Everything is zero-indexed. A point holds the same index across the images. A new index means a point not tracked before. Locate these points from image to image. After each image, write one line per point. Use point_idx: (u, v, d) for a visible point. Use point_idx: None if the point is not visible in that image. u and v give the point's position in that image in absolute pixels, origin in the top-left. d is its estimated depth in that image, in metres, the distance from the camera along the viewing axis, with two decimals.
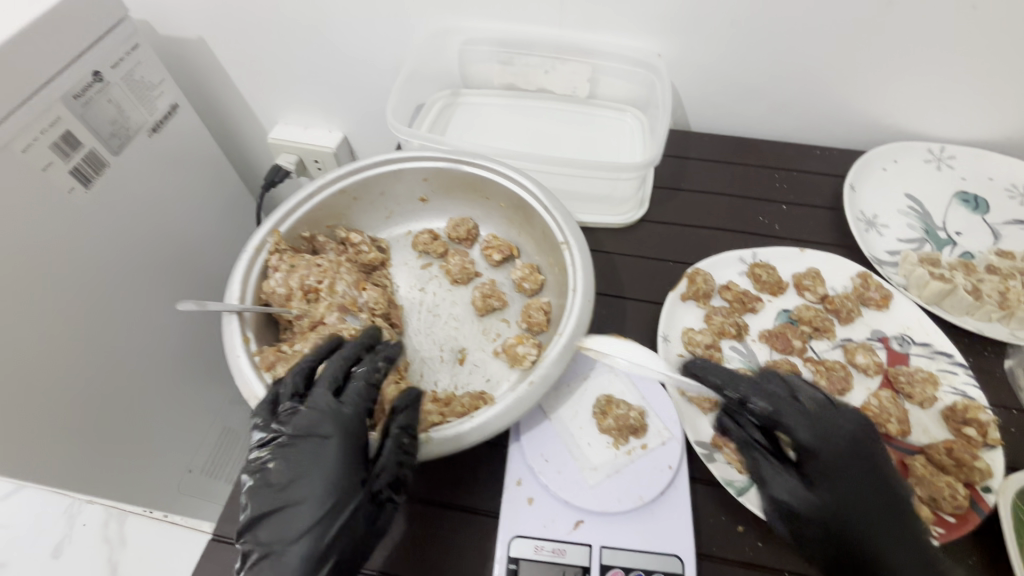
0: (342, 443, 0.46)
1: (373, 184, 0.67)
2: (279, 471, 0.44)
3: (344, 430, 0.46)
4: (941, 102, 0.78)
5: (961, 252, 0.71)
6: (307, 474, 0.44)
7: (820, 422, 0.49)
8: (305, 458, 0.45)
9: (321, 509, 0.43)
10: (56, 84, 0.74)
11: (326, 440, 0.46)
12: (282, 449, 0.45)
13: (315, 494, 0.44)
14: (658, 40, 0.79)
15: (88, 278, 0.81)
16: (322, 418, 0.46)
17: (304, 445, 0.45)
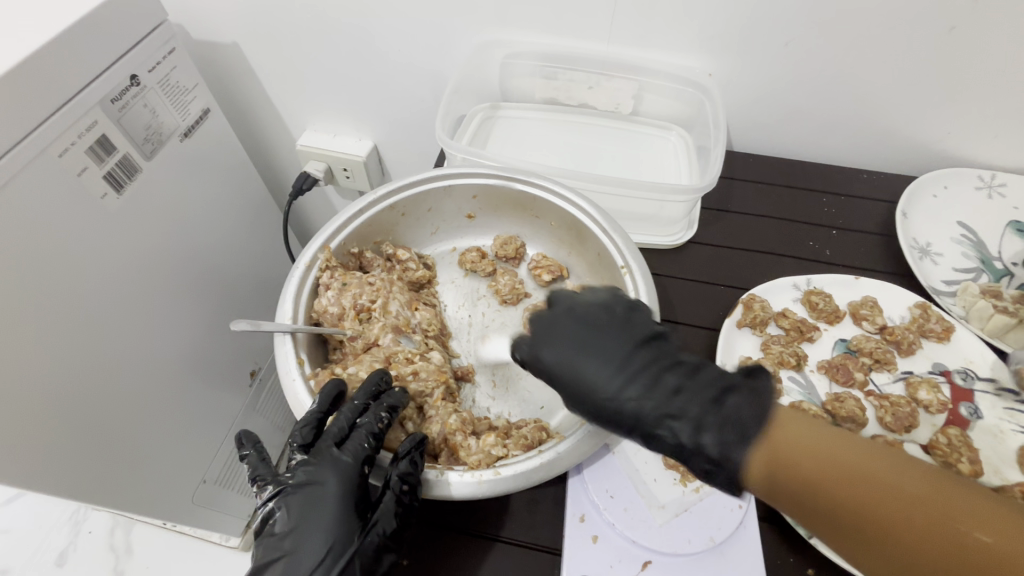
0: (338, 496, 0.46)
1: (422, 200, 0.66)
2: (284, 522, 0.46)
3: (342, 481, 0.46)
4: (995, 130, 0.77)
5: (1019, 283, 0.70)
6: (308, 527, 0.45)
7: (573, 349, 0.46)
8: (304, 510, 0.46)
9: (318, 562, 0.44)
10: (95, 87, 0.73)
11: (325, 493, 0.46)
12: (284, 500, 0.46)
13: (314, 548, 0.44)
14: (710, 59, 0.77)
15: (117, 284, 0.79)
16: (323, 469, 0.47)
17: (304, 497, 0.46)
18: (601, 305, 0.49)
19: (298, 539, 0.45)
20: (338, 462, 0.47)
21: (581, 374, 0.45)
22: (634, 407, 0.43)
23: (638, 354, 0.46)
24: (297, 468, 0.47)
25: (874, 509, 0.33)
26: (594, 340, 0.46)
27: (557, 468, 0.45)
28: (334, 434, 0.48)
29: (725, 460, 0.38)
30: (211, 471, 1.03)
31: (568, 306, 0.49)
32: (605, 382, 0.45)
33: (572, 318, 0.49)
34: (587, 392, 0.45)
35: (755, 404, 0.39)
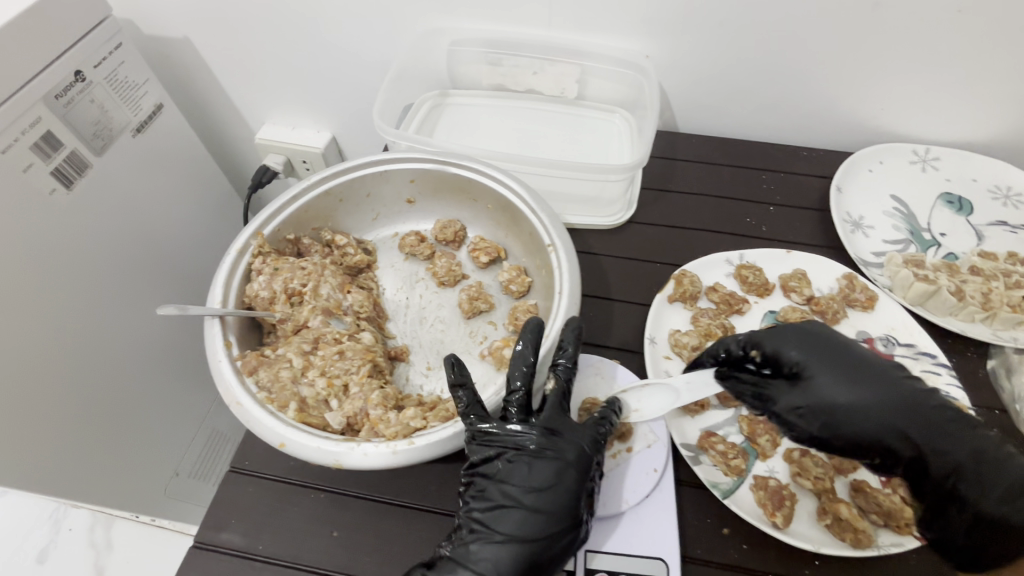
0: (572, 458, 0.47)
1: (358, 186, 0.67)
2: (524, 480, 0.46)
3: (581, 448, 0.48)
4: (927, 104, 0.78)
5: (946, 253, 0.72)
6: (519, 483, 0.46)
7: (844, 387, 0.49)
8: (545, 470, 0.46)
9: (543, 521, 0.45)
10: (36, 84, 0.73)
11: (565, 453, 0.47)
12: (528, 461, 0.47)
13: (518, 511, 0.45)
14: (648, 41, 0.79)
15: (72, 279, 0.80)
16: (565, 430, 0.49)
17: (533, 456, 0.47)
18: (798, 341, 0.52)
19: (539, 498, 0.45)
20: (575, 432, 0.49)
21: (845, 412, 0.48)
22: (886, 428, 0.47)
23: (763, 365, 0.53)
24: (545, 435, 0.48)
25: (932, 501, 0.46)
26: (870, 370, 0.50)
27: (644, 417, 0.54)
28: (559, 403, 0.50)
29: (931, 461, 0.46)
30: (183, 464, 1.05)
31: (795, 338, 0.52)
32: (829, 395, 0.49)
33: (798, 341, 0.52)
34: (864, 424, 0.47)
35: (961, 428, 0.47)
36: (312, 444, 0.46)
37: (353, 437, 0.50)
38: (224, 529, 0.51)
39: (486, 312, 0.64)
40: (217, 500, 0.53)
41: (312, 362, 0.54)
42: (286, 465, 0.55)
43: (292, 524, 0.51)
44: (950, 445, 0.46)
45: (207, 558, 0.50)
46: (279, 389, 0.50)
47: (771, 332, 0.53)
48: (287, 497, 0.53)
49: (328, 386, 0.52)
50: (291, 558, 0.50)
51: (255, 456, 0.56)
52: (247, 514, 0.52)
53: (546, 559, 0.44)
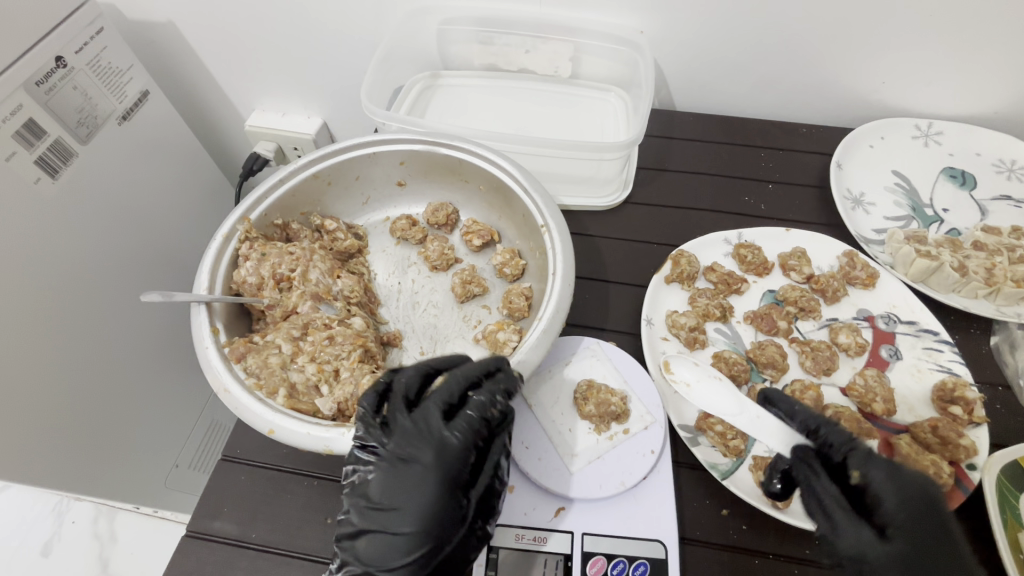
0: (434, 456, 0.43)
1: (347, 169, 0.65)
2: (382, 486, 0.43)
3: (447, 445, 0.44)
4: (929, 77, 0.76)
5: (948, 229, 0.70)
6: (390, 488, 0.43)
7: (901, 485, 0.41)
8: (409, 473, 0.43)
9: (417, 527, 0.42)
10: (15, 70, 0.71)
11: (427, 451, 0.44)
12: (387, 466, 0.44)
13: (396, 520, 0.42)
14: (642, 16, 0.76)
15: (58, 270, 0.78)
16: (428, 427, 0.45)
17: (398, 457, 0.44)
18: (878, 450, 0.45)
19: (408, 504, 0.42)
20: (438, 425, 0.44)
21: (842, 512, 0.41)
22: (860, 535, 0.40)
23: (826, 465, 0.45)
24: (405, 436, 0.44)
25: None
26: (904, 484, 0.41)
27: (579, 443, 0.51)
28: (442, 398, 0.46)
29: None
30: (183, 455, 1.04)
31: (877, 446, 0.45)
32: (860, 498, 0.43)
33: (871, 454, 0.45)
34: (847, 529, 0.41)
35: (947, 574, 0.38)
36: (301, 430, 0.45)
37: (344, 422, 0.49)
38: (216, 518, 0.50)
39: (479, 296, 0.63)
40: (211, 489, 0.52)
41: (303, 348, 0.53)
42: (278, 453, 0.54)
43: (286, 511, 0.51)
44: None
45: (200, 547, 0.49)
46: (268, 374, 0.49)
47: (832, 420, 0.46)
48: (281, 485, 0.52)
49: (319, 371, 0.51)
50: (285, 546, 0.49)
51: (248, 444, 0.55)
52: (240, 502, 0.51)
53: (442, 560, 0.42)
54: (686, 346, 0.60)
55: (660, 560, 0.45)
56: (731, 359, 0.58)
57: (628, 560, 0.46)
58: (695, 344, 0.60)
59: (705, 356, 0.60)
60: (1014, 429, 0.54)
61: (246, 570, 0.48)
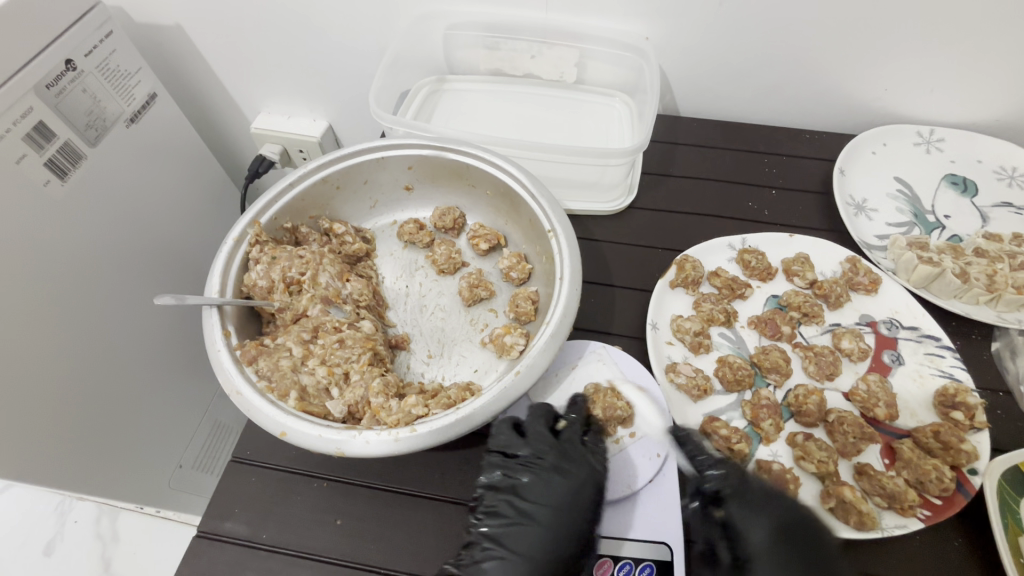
0: (588, 477, 0.50)
1: (356, 173, 0.66)
2: (539, 496, 0.49)
3: (597, 467, 0.50)
4: (931, 85, 0.77)
5: (950, 235, 0.71)
6: (537, 502, 0.49)
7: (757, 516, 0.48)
8: (559, 489, 0.49)
9: (552, 537, 0.47)
10: (26, 73, 0.72)
11: (580, 472, 0.50)
12: (545, 479, 0.50)
13: (538, 531, 0.48)
14: (647, 22, 0.77)
15: (65, 272, 0.79)
16: (584, 454, 0.51)
17: (551, 476, 0.50)
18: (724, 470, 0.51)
19: (550, 518, 0.48)
20: (587, 449, 0.51)
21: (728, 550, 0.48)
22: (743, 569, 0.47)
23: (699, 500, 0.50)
24: (563, 459, 0.51)
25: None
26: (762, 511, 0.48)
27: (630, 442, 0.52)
28: (580, 428, 0.53)
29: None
30: (186, 455, 1.05)
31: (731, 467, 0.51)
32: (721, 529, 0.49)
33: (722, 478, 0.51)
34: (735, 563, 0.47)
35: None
36: (311, 432, 0.46)
37: (355, 424, 0.50)
38: (227, 519, 0.51)
39: (487, 300, 0.63)
40: (221, 490, 0.53)
41: (313, 351, 0.54)
42: (288, 454, 0.55)
43: (296, 512, 0.51)
44: None
45: (211, 547, 0.50)
46: (279, 377, 0.50)
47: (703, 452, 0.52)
48: (291, 486, 0.53)
49: (329, 374, 0.52)
50: (296, 546, 0.50)
51: (257, 445, 0.56)
52: (250, 503, 0.52)
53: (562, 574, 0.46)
54: (691, 350, 0.61)
55: (665, 562, 0.46)
56: (736, 363, 0.59)
57: (634, 562, 0.46)
58: (700, 349, 0.61)
59: (710, 360, 0.61)
60: (1015, 435, 0.55)
61: (257, 570, 0.49)
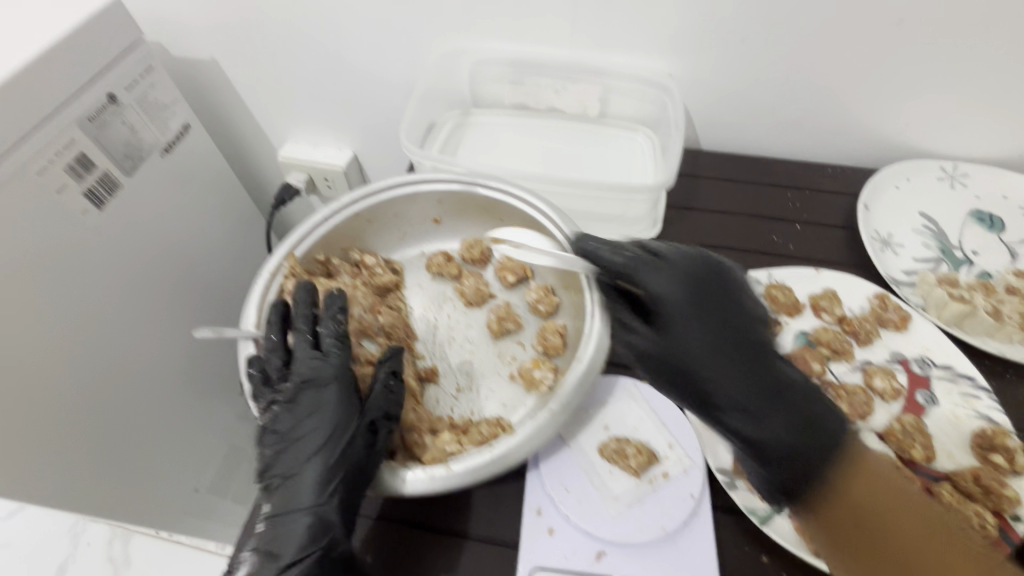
0: (329, 402, 0.49)
1: (387, 207, 0.68)
2: (283, 437, 0.48)
3: (322, 381, 0.50)
4: (955, 121, 0.77)
5: (979, 271, 0.71)
6: (301, 447, 0.47)
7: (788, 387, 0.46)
8: (312, 425, 0.48)
9: (313, 463, 0.46)
10: (71, 106, 0.75)
11: (322, 397, 0.49)
12: (284, 419, 0.49)
13: (313, 473, 0.46)
14: (671, 60, 0.79)
15: (96, 298, 0.80)
16: (322, 368, 0.50)
17: (303, 416, 0.49)
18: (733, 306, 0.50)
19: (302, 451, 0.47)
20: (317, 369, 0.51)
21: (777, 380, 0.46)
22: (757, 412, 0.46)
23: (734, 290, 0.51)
24: (299, 389, 0.49)
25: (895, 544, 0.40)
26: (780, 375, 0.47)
27: (511, 459, 0.47)
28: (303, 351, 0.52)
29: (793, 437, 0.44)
30: (202, 480, 1.04)
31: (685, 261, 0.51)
32: (680, 318, 0.48)
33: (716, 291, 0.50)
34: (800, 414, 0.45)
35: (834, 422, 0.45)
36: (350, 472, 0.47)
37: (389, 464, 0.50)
38: None
39: (514, 332, 0.64)
40: None
41: None
42: None
43: None
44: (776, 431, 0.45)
45: None
46: None
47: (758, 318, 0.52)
48: None
49: None
50: None
51: None
52: None
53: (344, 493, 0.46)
54: None
55: None
56: None
57: None
58: None
59: None
60: None
61: None
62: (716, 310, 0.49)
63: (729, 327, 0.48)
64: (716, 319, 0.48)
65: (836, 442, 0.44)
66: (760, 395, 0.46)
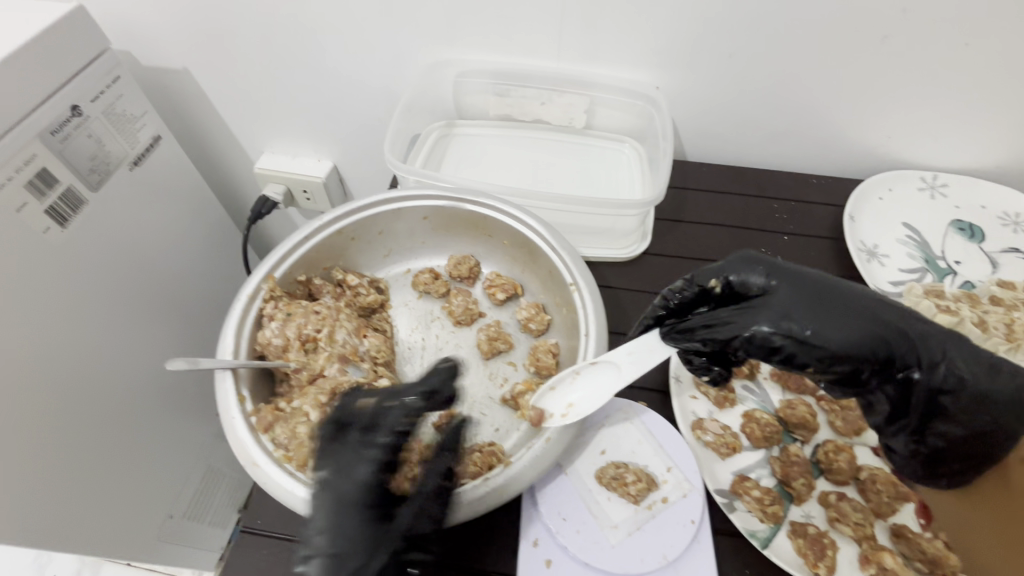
0: (365, 507, 0.42)
1: (371, 224, 0.66)
2: (328, 514, 0.41)
3: (372, 483, 0.43)
4: (935, 134, 0.79)
5: (962, 281, 0.72)
6: (346, 530, 0.41)
7: (857, 323, 0.45)
8: (348, 538, 0.41)
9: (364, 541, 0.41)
10: (32, 121, 0.70)
11: (351, 501, 0.42)
12: (334, 490, 0.42)
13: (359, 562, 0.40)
14: (657, 73, 0.78)
15: (60, 322, 0.75)
16: (357, 463, 0.43)
17: (334, 528, 0.41)
18: (852, 320, 0.45)
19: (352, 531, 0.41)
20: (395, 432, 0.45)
21: (834, 325, 0.44)
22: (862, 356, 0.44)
23: (830, 294, 0.46)
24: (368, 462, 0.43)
25: (1014, 523, 0.46)
26: (842, 303, 0.46)
27: (505, 496, 0.46)
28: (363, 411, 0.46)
29: (956, 389, 0.45)
30: (177, 505, 0.99)
31: (793, 279, 0.47)
32: (824, 325, 0.44)
33: (825, 316, 0.44)
34: (850, 338, 0.44)
35: (902, 337, 0.45)
36: None
37: None
38: None
39: (505, 352, 0.63)
40: (229, 564, 0.50)
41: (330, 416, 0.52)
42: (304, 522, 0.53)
43: None
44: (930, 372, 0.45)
45: None
46: (297, 445, 0.48)
47: (741, 261, 0.50)
48: None
49: None
50: None
51: (268, 514, 0.53)
52: None
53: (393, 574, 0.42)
54: (715, 405, 0.59)
55: None
56: (763, 420, 0.57)
57: None
58: (725, 403, 0.59)
59: (735, 415, 0.59)
60: None
61: None
62: (818, 304, 0.45)
63: (882, 322, 0.45)
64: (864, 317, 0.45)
65: (857, 375, 0.45)
66: (986, 412, 0.45)
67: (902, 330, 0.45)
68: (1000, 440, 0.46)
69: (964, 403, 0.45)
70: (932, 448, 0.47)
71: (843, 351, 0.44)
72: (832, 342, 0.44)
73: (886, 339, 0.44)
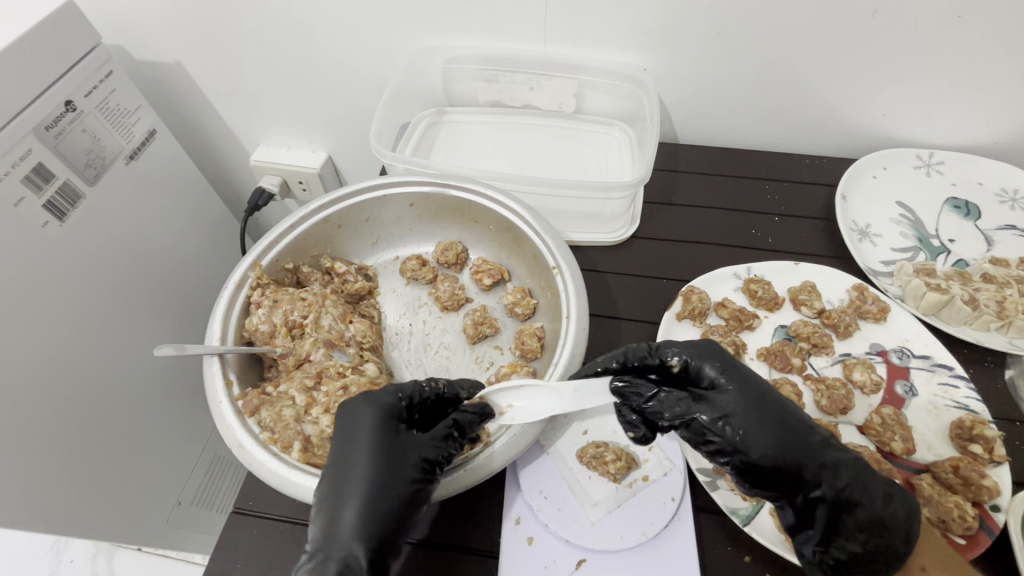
0: (379, 436, 0.45)
1: (358, 211, 0.66)
2: (353, 453, 0.45)
3: (384, 414, 0.47)
4: (929, 109, 0.77)
5: (955, 260, 0.71)
6: (356, 471, 0.44)
7: (790, 439, 0.45)
8: (353, 455, 0.45)
9: (367, 481, 0.44)
10: (25, 116, 0.71)
11: (361, 425, 0.46)
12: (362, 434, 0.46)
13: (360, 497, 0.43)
14: (645, 54, 0.78)
15: (60, 315, 0.77)
16: (378, 413, 0.47)
17: (342, 444, 0.45)
18: (781, 436, 0.45)
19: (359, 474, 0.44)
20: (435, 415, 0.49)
21: (758, 437, 0.45)
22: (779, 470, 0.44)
23: (769, 403, 0.46)
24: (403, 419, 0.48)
25: None
26: (778, 418, 0.46)
27: (490, 469, 0.48)
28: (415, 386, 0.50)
29: (855, 504, 0.44)
30: (184, 493, 1.02)
31: (744, 380, 0.47)
32: (738, 431, 0.45)
33: (755, 422, 0.45)
34: (769, 454, 0.44)
35: (819, 464, 0.44)
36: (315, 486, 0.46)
37: None
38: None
39: (491, 336, 0.63)
40: (222, 543, 0.51)
41: (316, 399, 0.53)
42: (295, 502, 0.54)
43: None
44: (842, 490, 0.44)
45: None
46: (282, 428, 0.50)
47: (704, 349, 0.50)
48: (297, 537, 0.52)
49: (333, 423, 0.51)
50: None
51: (260, 496, 0.54)
52: (253, 558, 0.51)
53: (386, 524, 0.43)
54: None
55: None
56: None
57: None
58: None
59: None
60: None
61: None
62: (745, 412, 0.45)
63: (807, 446, 0.45)
64: (792, 433, 0.45)
65: (789, 488, 0.45)
66: (877, 537, 0.44)
67: (826, 451, 0.45)
68: (886, 562, 0.44)
69: (863, 523, 0.44)
70: (836, 560, 0.44)
71: (767, 463, 0.44)
72: (752, 451, 0.44)
73: (802, 459, 0.44)
